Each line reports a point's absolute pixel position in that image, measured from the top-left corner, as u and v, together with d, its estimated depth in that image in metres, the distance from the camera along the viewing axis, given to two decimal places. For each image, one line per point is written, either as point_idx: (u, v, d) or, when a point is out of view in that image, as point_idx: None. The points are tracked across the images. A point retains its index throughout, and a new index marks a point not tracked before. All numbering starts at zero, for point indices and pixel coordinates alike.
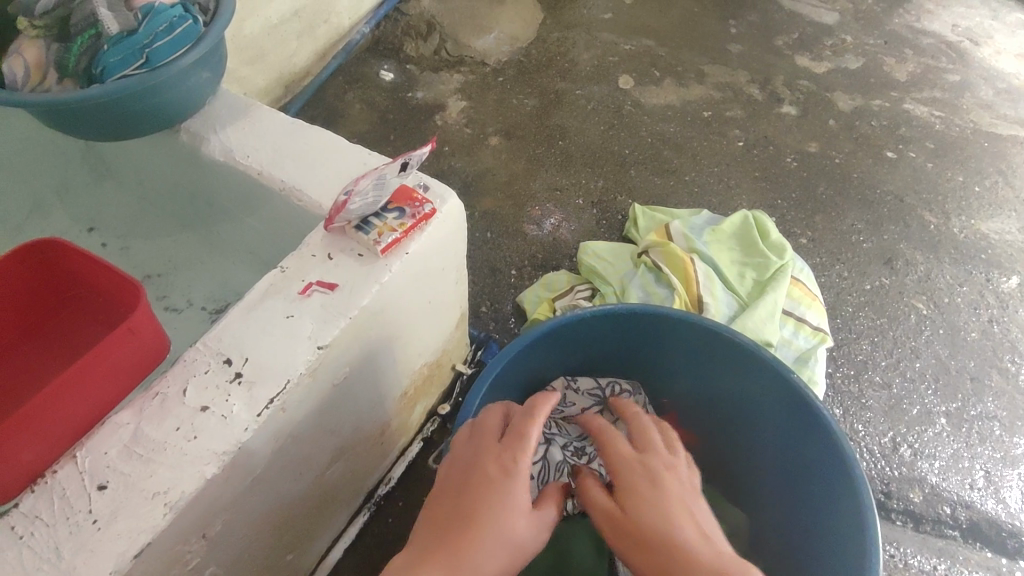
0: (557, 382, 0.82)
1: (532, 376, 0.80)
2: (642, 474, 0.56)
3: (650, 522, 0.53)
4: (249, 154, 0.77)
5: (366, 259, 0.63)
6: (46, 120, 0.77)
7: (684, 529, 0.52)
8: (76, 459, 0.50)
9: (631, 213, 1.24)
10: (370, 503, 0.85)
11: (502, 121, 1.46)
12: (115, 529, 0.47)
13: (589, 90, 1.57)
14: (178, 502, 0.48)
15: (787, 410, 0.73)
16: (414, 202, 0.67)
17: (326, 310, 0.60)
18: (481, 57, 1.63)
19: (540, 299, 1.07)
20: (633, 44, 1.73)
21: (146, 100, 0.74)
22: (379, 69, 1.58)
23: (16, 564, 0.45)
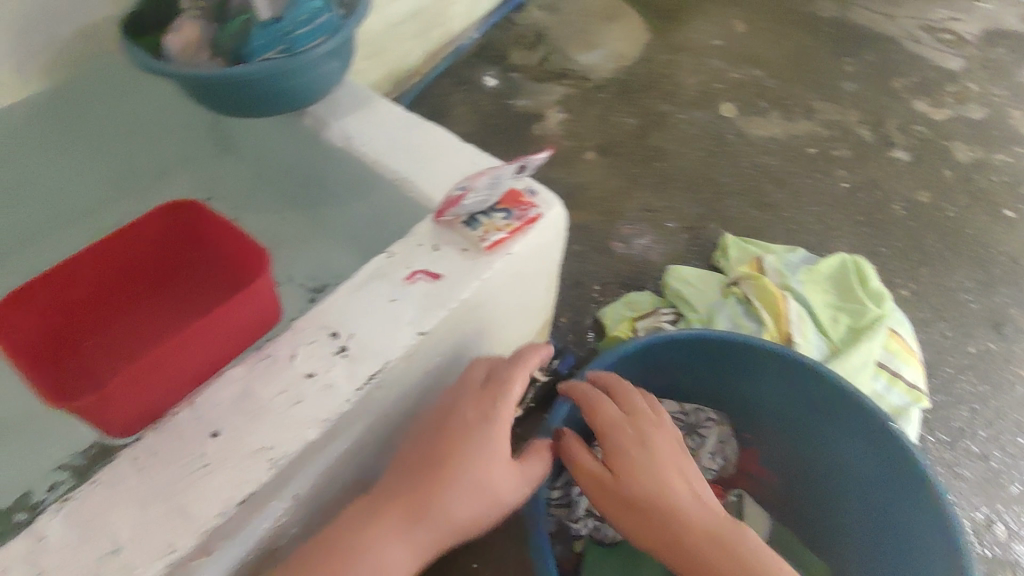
0: None
1: None
2: (632, 436, 0.64)
3: (635, 475, 0.62)
4: (366, 142, 0.80)
5: (470, 254, 0.65)
6: (192, 93, 0.84)
7: (671, 485, 0.61)
8: (193, 405, 0.54)
9: (723, 242, 1.21)
10: None
11: (600, 137, 1.47)
12: (223, 475, 0.50)
13: (691, 115, 1.56)
14: (280, 460, 0.51)
15: (861, 436, 0.72)
16: (522, 205, 0.68)
17: (429, 299, 0.62)
18: (585, 72, 1.64)
19: (621, 317, 1.06)
20: (741, 74, 1.70)
21: (282, 84, 0.79)
22: (484, 74, 1.62)
23: (135, 492, 0.49)
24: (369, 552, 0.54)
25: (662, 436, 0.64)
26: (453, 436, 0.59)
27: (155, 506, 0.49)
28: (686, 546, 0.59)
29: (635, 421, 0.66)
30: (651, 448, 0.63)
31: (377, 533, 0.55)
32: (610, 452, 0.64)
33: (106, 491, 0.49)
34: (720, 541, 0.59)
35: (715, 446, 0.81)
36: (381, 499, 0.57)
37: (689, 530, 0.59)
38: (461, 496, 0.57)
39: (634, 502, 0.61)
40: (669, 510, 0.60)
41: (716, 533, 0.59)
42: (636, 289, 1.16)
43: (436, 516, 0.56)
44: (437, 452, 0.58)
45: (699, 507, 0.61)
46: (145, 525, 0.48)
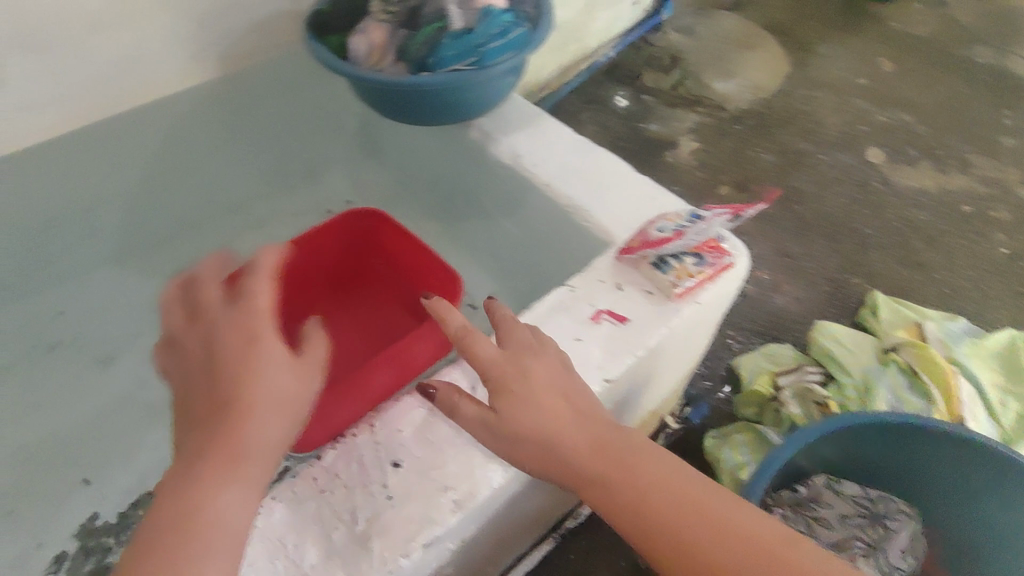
0: (819, 479, 0.71)
1: (795, 467, 0.70)
2: (512, 371, 0.49)
3: (553, 430, 0.48)
4: (538, 164, 0.77)
5: (656, 299, 0.61)
6: (365, 96, 0.83)
7: (559, 418, 0.49)
8: (373, 430, 0.51)
9: (871, 300, 1.12)
10: (557, 533, 0.83)
11: (735, 171, 1.40)
12: (406, 511, 0.47)
13: (834, 156, 1.46)
14: (464, 502, 0.48)
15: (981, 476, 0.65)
16: (715, 251, 0.63)
17: (615, 343, 0.58)
18: (721, 100, 1.57)
19: (760, 369, 0.99)
20: (888, 116, 1.59)
21: (457, 96, 0.77)
22: (615, 94, 1.57)
23: (317, 517, 0.47)
24: (217, 509, 0.39)
25: (546, 368, 0.51)
26: (220, 347, 0.44)
27: (336, 534, 0.46)
28: (663, 511, 0.47)
29: (515, 356, 0.51)
30: (535, 382, 0.50)
31: (211, 484, 0.40)
32: (510, 397, 0.49)
33: (288, 510, 0.47)
34: (703, 504, 0.47)
35: (907, 544, 0.68)
36: (185, 448, 0.41)
37: (658, 491, 0.47)
38: (275, 424, 0.42)
39: (567, 462, 0.48)
40: (648, 481, 0.48)
41: (694, 486, 0.48)
42: (772, 340, 1.08)
43: (252, 449, 0.41)
44: (221, 375, 0.43)
45: (652, 453, 0.49)
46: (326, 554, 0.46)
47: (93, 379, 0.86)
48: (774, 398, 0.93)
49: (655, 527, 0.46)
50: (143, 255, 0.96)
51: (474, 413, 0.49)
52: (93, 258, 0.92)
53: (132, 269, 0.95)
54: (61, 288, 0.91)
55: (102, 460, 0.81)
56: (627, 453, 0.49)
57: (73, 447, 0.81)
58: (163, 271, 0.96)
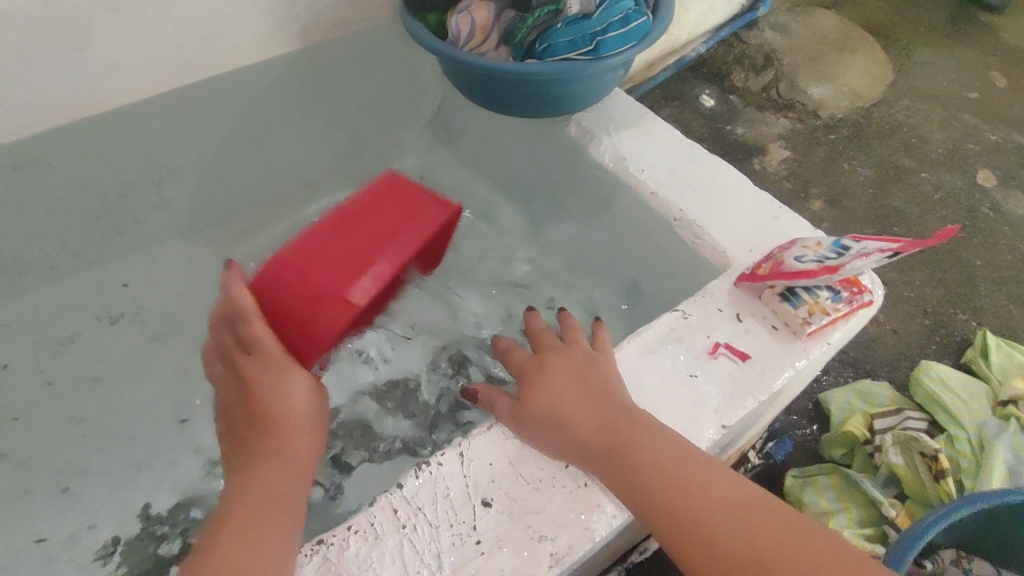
0: (947, 552, 0.63)
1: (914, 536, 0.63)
2: (533, 366, 0.53)
3: (555, 405, 0.48)
4: (644, 169, 0.70)
5: (782, 336, 0.54)
6: (458, 80, 0.78)
7: (568, 395, 0.48)
8: (462, 458, 0.46)
9: (980, 341, 1.01)
10: (622, 568, 0.77)
11: (827, 184, 1.30)
12: (497, 562, 0.42)
13: (939, 176, 1.33)
14: (563, 556, 0.42)
15: None
16: (853, 287, 0.55)
17: (734, 383, 0.51)
18: (815, 106, 1.46)
19: (853, 408, 0.90)
20: (1002, 136, 1.45)
21: (561, 86, 0.71)
22: (701, 93, 1.48)
23: (398, 557, 0.42)
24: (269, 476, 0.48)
25: (562, 361, 0.52)
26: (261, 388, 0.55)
27: None
28: (658, 485, 0.42)
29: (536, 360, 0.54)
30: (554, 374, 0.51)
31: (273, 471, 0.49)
32: (526, 386, 0.51)
33: (365, 546, 0.42)
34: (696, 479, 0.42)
35: None
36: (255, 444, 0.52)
37: (646, 463, 0.43)
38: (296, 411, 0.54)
39: (573, 435, 0.46)
40: (641, 461, 0.43)
41: (693, 462, 0.43)
42: (864, 374, 0.99)
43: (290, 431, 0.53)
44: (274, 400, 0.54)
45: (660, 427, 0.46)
46: None
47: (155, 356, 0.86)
48: (869, 442, 0.85)
49: (656, 499, 0.42)
50: (211, 232, 0.93)
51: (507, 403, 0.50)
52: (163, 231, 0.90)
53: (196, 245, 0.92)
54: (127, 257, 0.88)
55: (159, 444, 0.81)
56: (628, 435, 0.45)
57: (138, 423, 0.82)
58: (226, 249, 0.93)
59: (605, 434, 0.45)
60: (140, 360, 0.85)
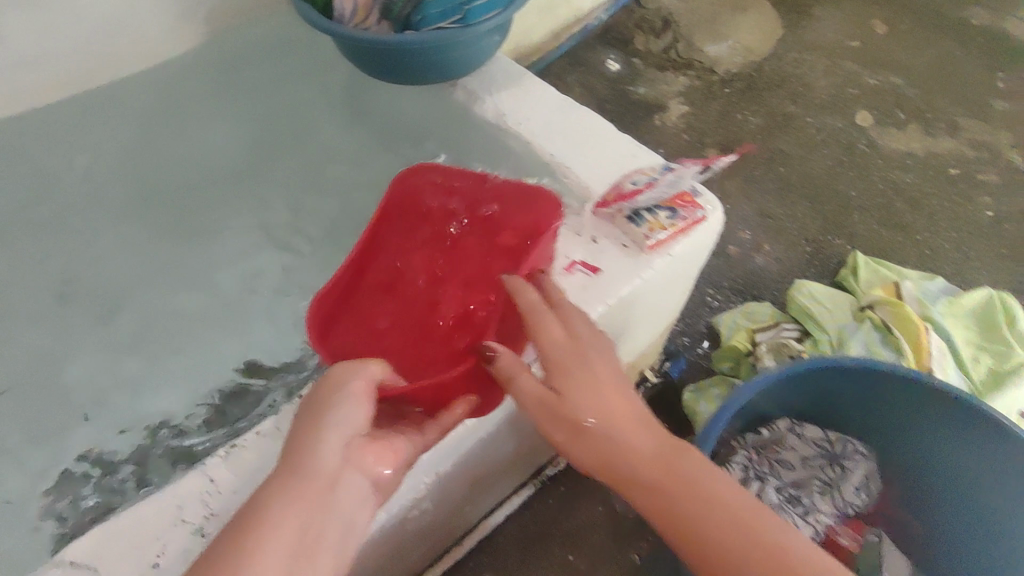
0: (782, 422, 0.79)
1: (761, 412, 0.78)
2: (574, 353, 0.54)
3: (607, 423, 0.52)
4: (521, 122, 0.79)
5: (631, 251, 0.63)
6: (350, 56, 0.85)
7: (604, 409, 0.53)
8: None
9: (851, 261, 1.14)
10: (537, 480, 0.87)
11: (721, 134, 1.41)
12: (384, 448, 0.52)
13: (822, 119, 1.46)
14: (432, 431, 0.53)
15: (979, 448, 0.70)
16: (687, 205, 0.65)
17: (588, 293, 0.60)
18: (711, 63, 1.57)
19: (738, 326, 1.02)
20: (880, 79, 1.58)
21: (441, 52, 0.79)
22: (606, 58, 1.57)
23: None
24: (285, 521, 0.42)
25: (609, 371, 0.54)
26: (320, 393, 0.49)
27: None
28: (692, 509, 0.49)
29: (578, 348, 0.54)
30: (592, 377, 0.53)
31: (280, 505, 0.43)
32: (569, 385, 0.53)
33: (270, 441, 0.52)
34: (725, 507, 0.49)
35: (861, 480, 0.76)
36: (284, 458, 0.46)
37: (681, 494, 0.50)
38: (342, 445, 0.47)
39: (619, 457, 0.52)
40: (679, 486, 0.50)
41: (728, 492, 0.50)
42: (751, 298, 1.11)
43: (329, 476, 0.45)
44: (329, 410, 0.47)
45: (693, 459, 0.52)
46: None
47: (64, 327, 0.84)
48: (751, 353, 0.96)
49: (686, 524, 0.49)
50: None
51: (536, 392, 0.52)
52: (74, 207, 0.90)
53: (110, 218, 0.90)
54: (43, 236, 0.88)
55: (69, 392, 0.78)
56: (672, 463, 0.51)
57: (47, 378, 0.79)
58: (137, 218, 0.90)
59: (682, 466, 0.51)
60: (52, 326, 0.84)
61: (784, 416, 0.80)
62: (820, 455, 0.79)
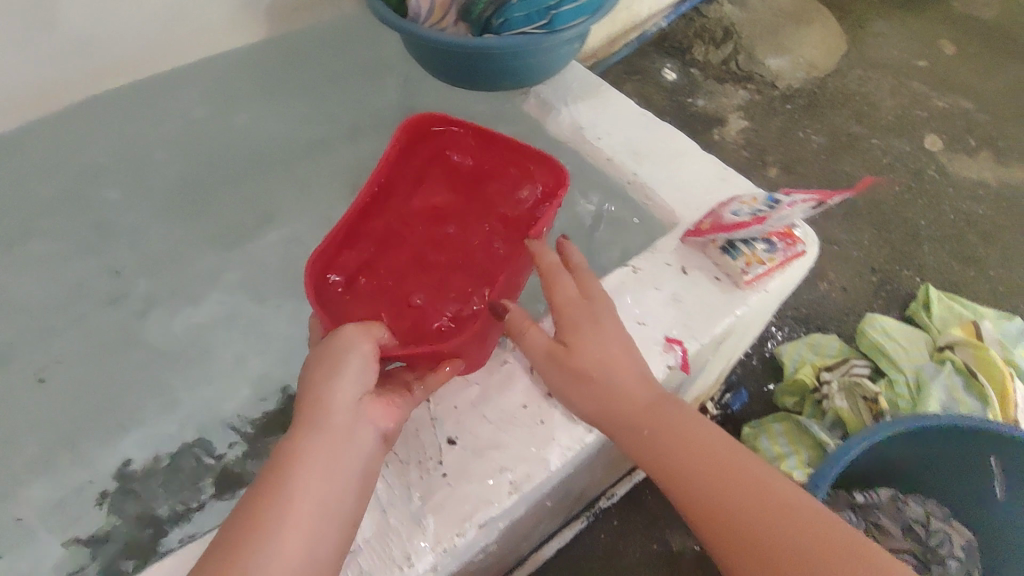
0: (846, 494, 0.75)
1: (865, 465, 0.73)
2: (584, 316, 0.51)
3: (686, 424, 0.48)
4: (600, 136, 0.74)
5: (724, 285, 0.59)
6: (417, 54, 0.81)
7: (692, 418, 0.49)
8: (429, 404, 0.51)
9: (923, 294, 1.08)
10: (590, 512, 0.83)
11: (782, 152, 1.35)
12: (464, 490, 0.47)
13: (888, 141, 1.39)
14: (521, 484, 0.48)
15: None
16: (788, 239, 0.60)
17: (680, 330, 0.56)
18: (772, 78, 1.51)
19: (803, 360, 0.97)
20: (948, 103, 1.51)
21: (520, 59, 0.76)
22: (662, 66, 1.51)
23: (376, 494, 0.47)
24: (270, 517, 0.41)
25: (622, 329, 0.51)
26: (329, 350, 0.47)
27: (394, 510, 0.46)
28: (698, 478, 0.46)
29: (588, 306, 0.51)
30: (605, 333, 0.51)
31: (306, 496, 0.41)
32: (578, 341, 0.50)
33: None
34: (743, 473, 0.46)
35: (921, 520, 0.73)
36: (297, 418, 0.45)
37: (688, 468, 0.47)
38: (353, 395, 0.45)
39: (748, 480, 0.46)
40: (739, 483, 0.45)
41: (725, 449, 0.47)
42: (815, 328, 1.07)
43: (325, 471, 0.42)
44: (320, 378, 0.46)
45: (705, 428, 0.48)
46: (383, 530, 0.46)
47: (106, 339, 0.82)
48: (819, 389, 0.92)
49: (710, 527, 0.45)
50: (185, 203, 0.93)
51: (545, 348, 0.50)
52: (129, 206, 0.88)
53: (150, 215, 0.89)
54: (115, 245, 0.87)
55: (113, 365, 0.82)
56: (730, 459, 0.47)
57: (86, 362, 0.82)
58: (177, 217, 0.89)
59: (651, 420, 0.48)
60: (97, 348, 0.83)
61: (886, 485, 0.76)
62: (912, 557, 0.73)
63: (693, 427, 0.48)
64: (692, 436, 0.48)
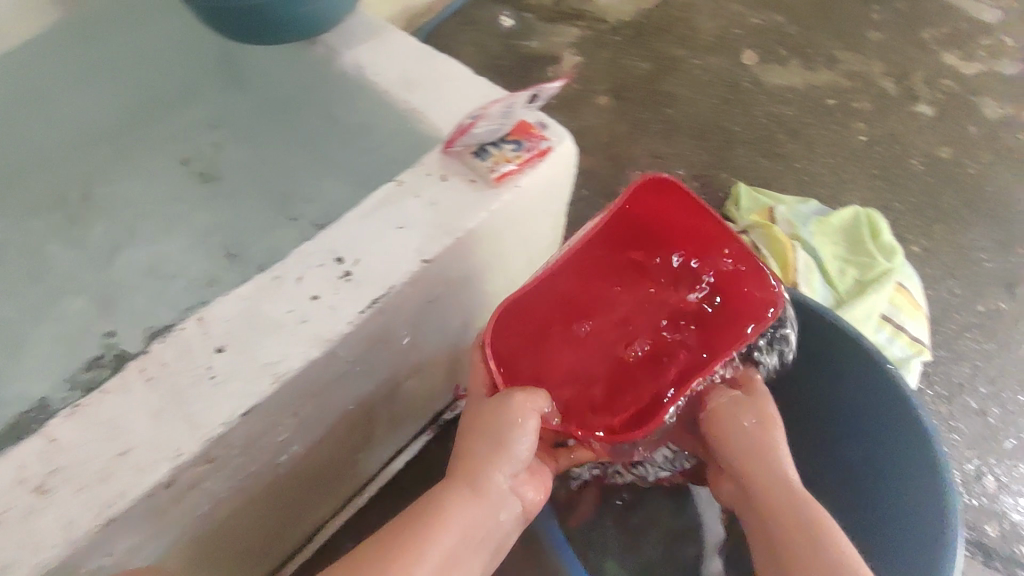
0: None
1: None
2: (752, 415, 0.66)
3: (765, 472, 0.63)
4: (379, 73, 0.79)
5: (478, 186, 0.65)
6: (196, 13, 0.82)
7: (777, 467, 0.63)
8: (198, 320, 0.54)
9: (734, 191, 1.19)
10: (434, 425, 0.89)
11: (612, 81, 1.43)
12: (229, 387, 0.51)
13: (708, 60, 1.50)
14: (283, 375, 0.52)
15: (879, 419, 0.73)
16: (532, 138, 0.67)
17: (436, 228, 0.62)
18: (601, 13, 1.58)
19: None
20: (763, 19, 1.63)
21: (292, 11, 0.79)
22: (497, 14, 1.56)
23: (143, 403, 0.50)
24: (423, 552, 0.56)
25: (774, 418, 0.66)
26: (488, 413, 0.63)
27: (162, 414, 0.49)
28: (762, 506, 0.62)
29: (761, 403, 0.67)
30: (749, 423, 0.65)
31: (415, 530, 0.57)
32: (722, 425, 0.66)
33: (115, 399, 0.50)
34: (791, 507, 0.61)
35: None
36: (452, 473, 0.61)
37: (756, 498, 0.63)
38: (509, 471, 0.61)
39: (796, 513, 0.61)
40: (785, 509, 0.61)
41: (786, 491, 0.62)
42: None
43: (483, 512, 0.59)
44: (489, 444, 0.61)
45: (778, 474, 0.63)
46: (151, 431, 0.49)
47: None
48: None
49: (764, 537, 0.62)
50: None
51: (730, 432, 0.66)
52: None
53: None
54: None
55: None
56: (788, 500, 0.61)
57: None
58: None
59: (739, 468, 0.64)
60: None
61: None
62: None
63: (763, 478, 0.63)
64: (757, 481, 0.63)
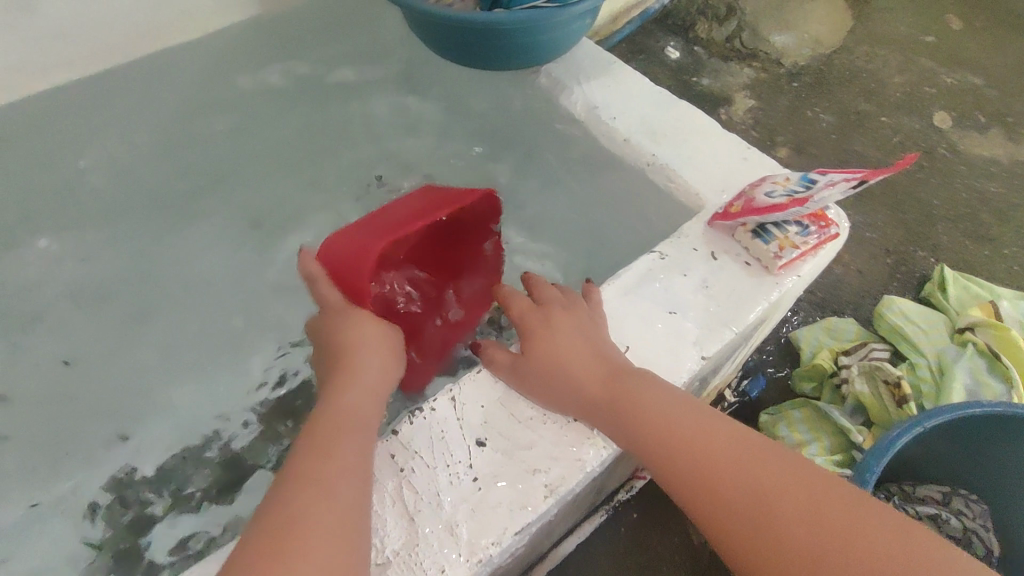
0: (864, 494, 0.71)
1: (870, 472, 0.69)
2: (537, 318, 0.55)
3: (701, 431, 0.46)
4: (617, 116, 0.71)
5: (755, 271, 0.56)
6: (421, 35, 0.75)
7: (726, 433, 0.46)
8: (453, 401, 0.48)
9: (936, 275, 1.06)
10: (608, 506, 0.82)
11: (792, 132, 1.34)
12: (495, 496, 0.45)
13: (898, 119, 1.37)
14: (557, 486, 0.46)
15: None
16: (822, 222, 0.57)
17: (711, 317, 0.54)
18: (778, 55, 1.46)
19: (821, 345, 0.95)
20: (957, 78, 1.47)
21: (532, 35, 0.70)
22: (667, 44, 1.45)
23: (400, 498, 0.44)
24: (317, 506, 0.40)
25: (572, 316, 0.53)
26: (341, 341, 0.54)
27: (421, 518, 0.44)
28: (719, 474, 0.44)
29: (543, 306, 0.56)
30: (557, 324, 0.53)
31: (323, 465, 0.42)
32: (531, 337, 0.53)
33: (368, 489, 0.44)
34: (780, 472, 0.43)
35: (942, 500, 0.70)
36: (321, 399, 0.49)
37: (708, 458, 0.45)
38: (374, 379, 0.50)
39: (765, 494, 0.42)
40: (763, 478, 0.43)
41: (750, 455, 0.44)
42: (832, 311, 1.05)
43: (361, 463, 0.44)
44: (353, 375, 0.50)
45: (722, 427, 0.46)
46: (410, 539, 0.43)
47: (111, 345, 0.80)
48: (836, 375, 0.90)
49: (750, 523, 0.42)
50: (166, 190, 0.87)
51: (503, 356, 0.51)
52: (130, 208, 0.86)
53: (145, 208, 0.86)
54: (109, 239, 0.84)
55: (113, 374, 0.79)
56: (760, 478, 0.43)
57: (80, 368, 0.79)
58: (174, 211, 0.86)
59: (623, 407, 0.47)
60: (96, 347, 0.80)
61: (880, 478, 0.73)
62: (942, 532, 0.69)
63: (728, 450, 0.45)
64: (707, 439, 0.45)
